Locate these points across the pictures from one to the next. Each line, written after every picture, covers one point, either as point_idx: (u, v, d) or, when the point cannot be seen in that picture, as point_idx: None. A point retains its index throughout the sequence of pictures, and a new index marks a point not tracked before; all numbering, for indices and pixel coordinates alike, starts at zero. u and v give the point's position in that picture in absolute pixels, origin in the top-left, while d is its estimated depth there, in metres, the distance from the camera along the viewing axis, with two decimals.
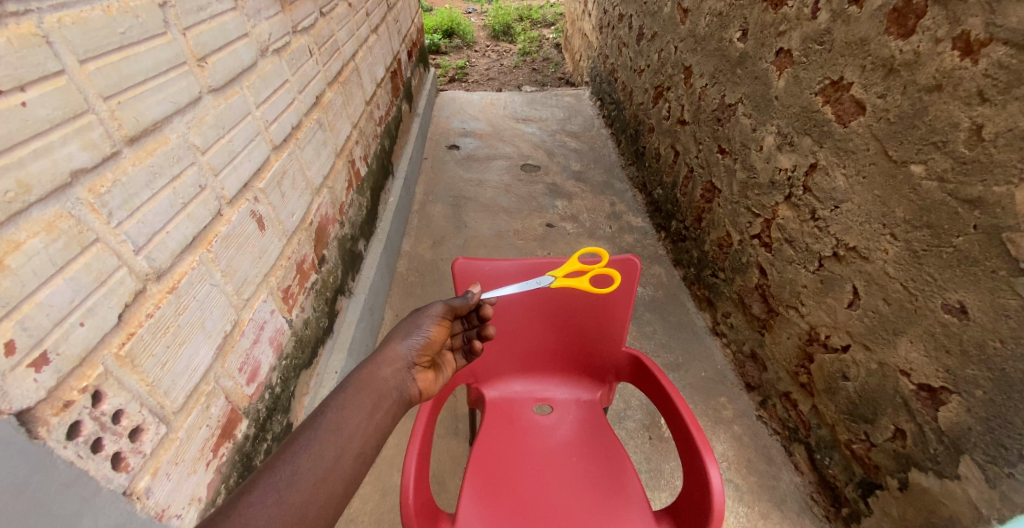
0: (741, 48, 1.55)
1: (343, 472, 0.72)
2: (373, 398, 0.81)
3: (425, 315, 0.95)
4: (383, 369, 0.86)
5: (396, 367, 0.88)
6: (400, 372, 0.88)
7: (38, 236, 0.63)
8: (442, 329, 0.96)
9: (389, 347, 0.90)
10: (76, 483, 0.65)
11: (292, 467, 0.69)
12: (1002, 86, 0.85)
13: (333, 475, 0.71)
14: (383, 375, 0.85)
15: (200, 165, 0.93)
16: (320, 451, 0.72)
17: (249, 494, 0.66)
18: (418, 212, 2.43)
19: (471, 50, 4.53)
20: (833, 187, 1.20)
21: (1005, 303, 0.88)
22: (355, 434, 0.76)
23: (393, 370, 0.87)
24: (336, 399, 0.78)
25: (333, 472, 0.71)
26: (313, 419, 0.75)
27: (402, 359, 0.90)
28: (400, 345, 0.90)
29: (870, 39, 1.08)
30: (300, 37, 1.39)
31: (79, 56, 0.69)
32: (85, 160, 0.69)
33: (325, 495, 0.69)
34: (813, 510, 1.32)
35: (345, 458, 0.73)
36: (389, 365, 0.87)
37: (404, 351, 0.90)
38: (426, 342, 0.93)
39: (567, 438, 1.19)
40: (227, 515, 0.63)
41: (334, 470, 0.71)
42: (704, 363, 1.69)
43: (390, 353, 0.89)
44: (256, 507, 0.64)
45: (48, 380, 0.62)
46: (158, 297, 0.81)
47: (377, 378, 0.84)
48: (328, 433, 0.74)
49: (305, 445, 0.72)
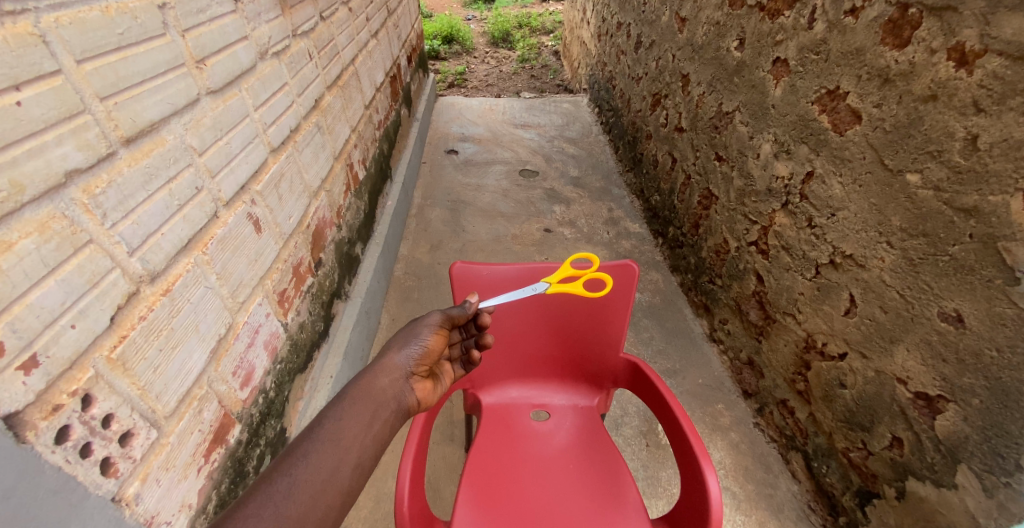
0: (738, 57, 1.56)
1: (341, 484, 0.71)
2: (372, 408, 0.80)
3: (422, 325, 0.95)
4: (381, 378, 0.85)
5: (394, 376, 0.87)
6: (399, 382, 0.87)
7: (30, 236, 0.62)
8: (439, 338, 0.95)
9: (388, 356, 0.89)
10: (65, 488, 0.64)
11: (289, 479, 0.68)
12: (997, 97, 0.86)
13: (330, 487, 0.70)
14: (381, 384, 0.85)
15: (197, 166, 0.92)
16: (318, 462, 0.71)
17: (246, 506, 0.65)
18: (416, 216, 2.43)
19: (469, 57, 4.54)
20: (829, 195, 1.21)
21: (1001, 311, 0.88)
22: (353, 445, 0.75)
23: (391, 379, 0.86)
24: (334, 410, 0.78)
25: (331, 483, 0.71)
26: (311, 429, 0.75)
27: (401, 368, 0.89)
28: (398, 354, 0.90)
29: (866, 49, 1.08)
30: (300, 41, 1.39)
31: (76, 56, 0.68)
32: (80, 160, 0.68)
33: (322, 507, 0.69)
34: (810, 518, 1.32)
35: (343, 468, 0.72)
36: (387, 374, 0.86)
37: (403, 360, 0.90)
38: (424, 352, 0.92)
39: (565, 444, 1.19)
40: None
41: (331, 481, 0.71)
42: (701, 370, 1.69)
43: (389, 362, 0.88)
44: (253, 521, 0.64)
45: (37, 383, 0.61)
46: (152, 299, 0.80)
47: (375, 388, 0.83)
48: (326, 444, 0.73)
49: (303, 457, 0.71)
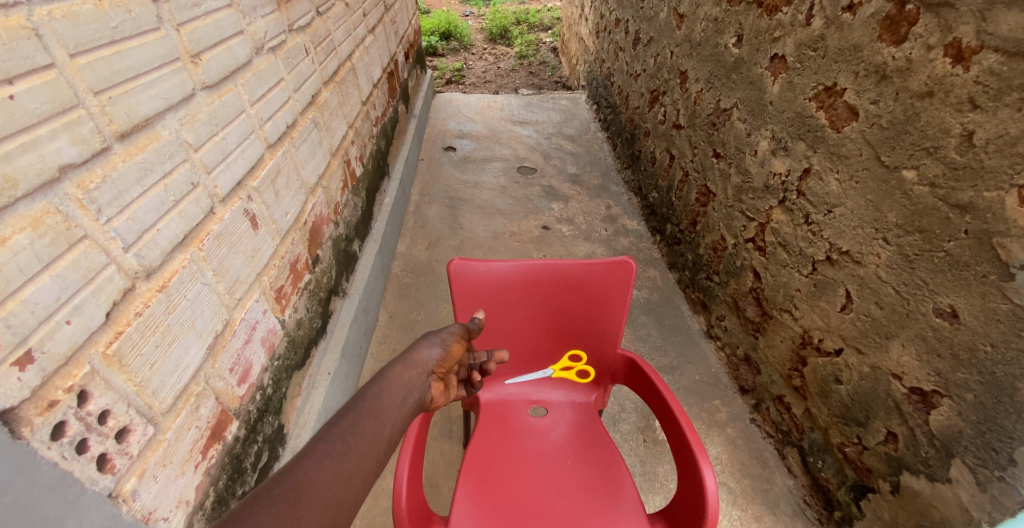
0: (736, 53, 1.56)
1: (379, 454, 0.73)
2: (404, 393, 0.83)
3: (448, 329, 1.00)
4: (412, 367, 0.89)
5: (424, 367, 0.91)
6: (426, 372, 0.90)
7: (24, 231, 0.62)
8: (460, 345, 0.99)
9: (417, 350, 0.92)
10: (61, 484, 0.64)
11: (342, 441, 0.70)
12: (993, 93, 0.86)
13: (373, 454, 0.72)
14: (413, 372, 0.88)
15: (193, 162, 0.92)
16: (364, 429, 0.73)
17: (306, 460, 0.66)
18: (414, 213, 2.42)
19: (467, 53, 4.53)
20: (826, 191, 1.21)
21: (996, 307, 0.88)
22: (390, 421, 0.78)
23: (421, 368, 0.90)
24: (372, 388, 0.80)
25: (373, 450, 0.73)
26: (353, 401, 0.77)
27: (429, 361, 0.92)
28: (427, 348, 0.93)
29: (863, 46, 1.08)
30: (297, 36, 1.39)
31: (69, 50, 0.68)
32: (74, 155, 0.68)
33: (366, 471, 0.70)
34: (806, 513, 1.32)
35: (381, 439, 0.75)
36: (418, 364, 0.90)
37: (431, 354, 0.93)
38: (446, 355, 0.95)
39: (562, 439, 1.19)
40: (287, 479, 0.64)
41: (374, 449, 0.73)
42: (698, 366, 1.69)
43: (418, 354, 0.92)
44: (313, 474, 0.65)
45: (33, 379, 0.61)
46: (148, 295, 0.80)
47: (407, 374, 0.86)
48: (368, 415, 0.76)
49: (351, 423, 0.73)
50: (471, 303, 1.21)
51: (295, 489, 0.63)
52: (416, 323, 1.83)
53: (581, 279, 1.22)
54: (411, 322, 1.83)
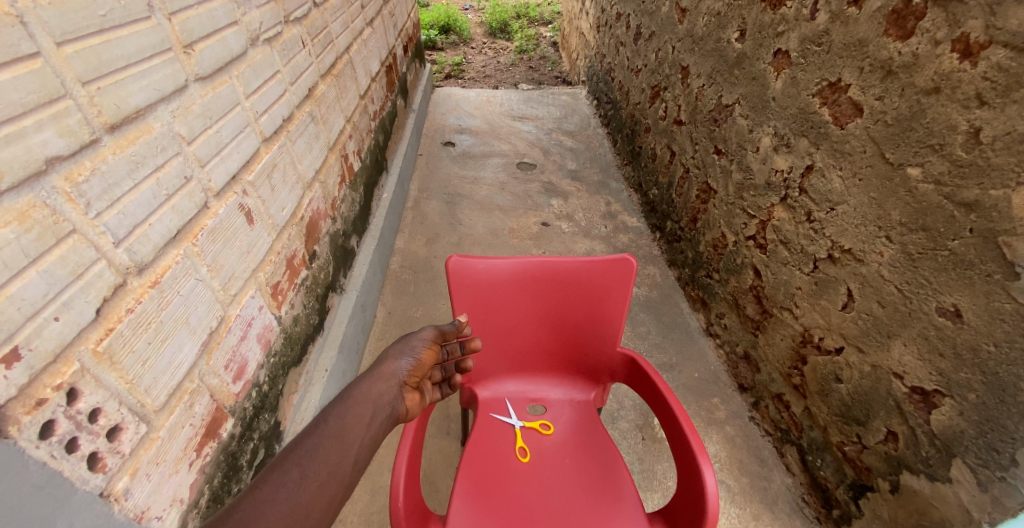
0: (739, 48, 1.54)
1: (342, 478, 0.76)
2: (370, 410, 0.86)
3: (417, 338, 1.02)
4: (377, 384, 0.91)
5: (390, 382, 0.93)
6: (394, 388, 0.93)
7: (10, 225, 0.60)
8: (431, 353, 1.02)
9: (385, 364, 0.95)
10: (50, 484, 0.63)
11: (300, 468, 0.73)
12: (1001, 89, 0.85)
13: (336, 479, 0.75)
14: (379, 389, 0.91)
15: (186, 155, 0.90)
16: (324, 454, 0.76)
17: (261, 489, 0.70)
18: (412, 208, 2.40)
19: (467, 47, 4.49)
20: (829, 189, 1.20)
21: (999, 306, 0.87)
22: (354, 442, 0.81)
23: (387, 385, 0.92)
24: (335, 409, 0.84)
25: (334, 476, 0.76)
26: (316, 425, 0.80)
27: (396, 376, 0.95)
28: (393, 363, 0.96)
29: (870, 41, 1.06)
30: (292, 27, 1.36)
31: (56, 38, 0.66)
32: (62, 147, 0.66)
33: (327, 498, 0.73)
34: (804, 511, 1.31)
35: (346, 463, 0.78)
36: (384, 380, 0.93)
37: (399, 368, 0.96)
38: (417, 363, 0.99)
39: (561, 438, 1.18)
40: (240, 509, 0.67)
41: (335, 474, 0.76)
42: (698, 364, 1.68)
43: (385, 370, 0.95)
44: (269, 506, 0.68)
45: (20, 377, 0.60)
46: (140, 292, 0.78)
47: (373, 392, 0.90)
48: (332, 438, 0.79)
49: (311, 449, 0.76)
50: (471, 300, 1.20)
51: (248, 521, 0.66)
52: (414, 319, 1.81)
53: (579, 275, 1.21)
54: (409, 318, 1.82)
